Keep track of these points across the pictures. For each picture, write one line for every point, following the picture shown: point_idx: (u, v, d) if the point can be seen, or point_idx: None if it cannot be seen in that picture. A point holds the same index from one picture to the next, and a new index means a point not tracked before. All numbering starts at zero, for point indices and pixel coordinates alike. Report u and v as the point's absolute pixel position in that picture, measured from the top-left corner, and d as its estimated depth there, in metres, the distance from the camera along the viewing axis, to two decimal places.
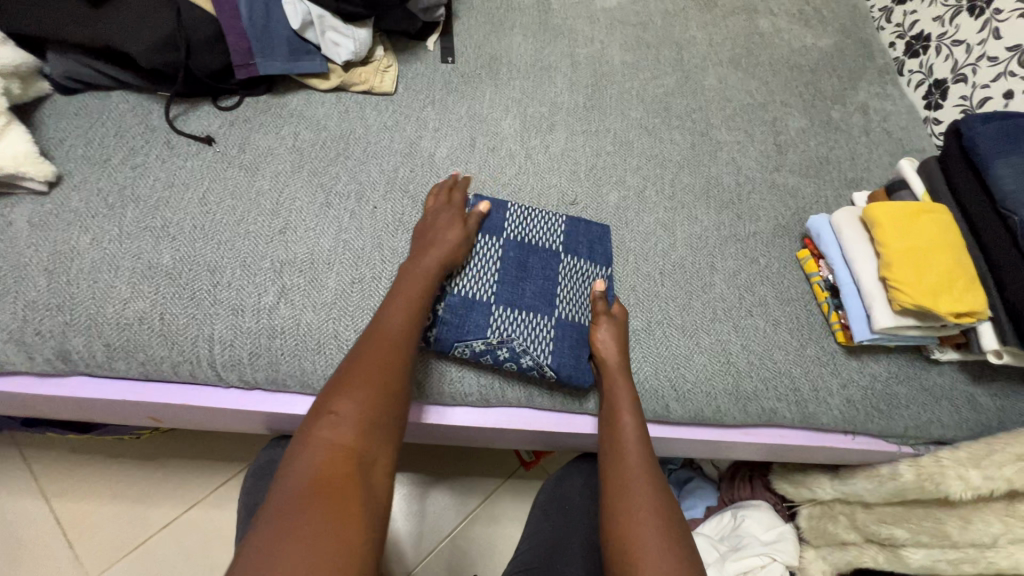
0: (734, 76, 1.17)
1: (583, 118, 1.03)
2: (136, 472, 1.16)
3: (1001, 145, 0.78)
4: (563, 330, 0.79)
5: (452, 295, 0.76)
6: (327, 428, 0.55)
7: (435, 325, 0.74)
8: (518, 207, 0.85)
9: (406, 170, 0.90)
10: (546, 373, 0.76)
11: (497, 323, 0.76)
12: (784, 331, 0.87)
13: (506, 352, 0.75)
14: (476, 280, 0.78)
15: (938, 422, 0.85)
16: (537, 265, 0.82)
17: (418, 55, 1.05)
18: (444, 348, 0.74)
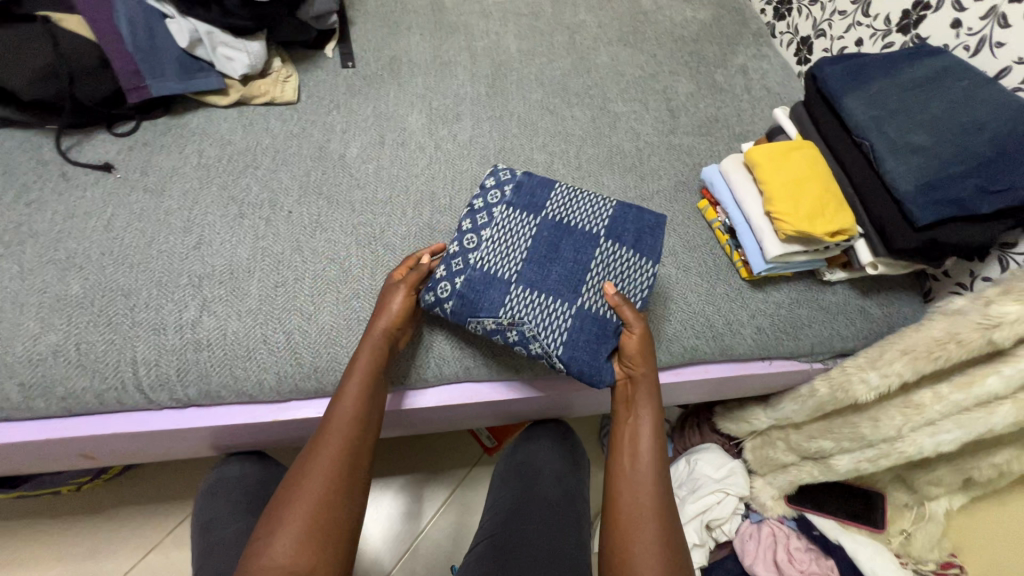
0: (624, 52, 1.25)
1: (487, 105, 1.08)
2: (79, 527, 1.10)
3: (845, 85, 0.91)
4: (582, 321, 0.77)
5: (474, 269, 0.77)
6: (270, 541, 0.57)
7: (450, 299, 0.76)
8: (565, 187, 0.85)
9: (318, 173, 0.92)
10: (557, 366, 0.76)
11: (514, 303, 0.75)
12: (694, 275, 0.94)
13: (516, 335, 0.75)
14: (501, 258, 0.78)
15: (838, 335, 0.95)
16: (570, 248, 0.80)
17: (318, 63, 1.07)
18: (459, 321, 0.77)
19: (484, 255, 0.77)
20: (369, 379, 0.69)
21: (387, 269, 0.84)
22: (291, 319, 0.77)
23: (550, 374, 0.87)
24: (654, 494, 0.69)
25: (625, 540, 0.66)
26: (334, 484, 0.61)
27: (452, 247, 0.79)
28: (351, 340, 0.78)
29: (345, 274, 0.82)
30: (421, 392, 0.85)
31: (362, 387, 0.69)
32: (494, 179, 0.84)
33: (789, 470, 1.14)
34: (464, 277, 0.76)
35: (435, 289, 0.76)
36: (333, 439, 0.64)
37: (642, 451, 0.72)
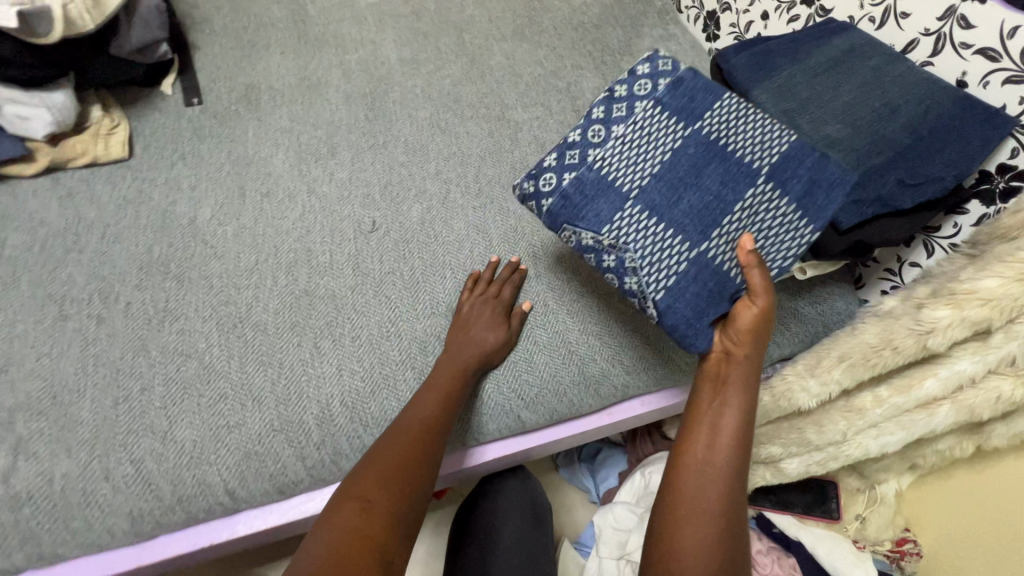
0: (520, 48, 1.12)
1: (367, 131, 0.94)
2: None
3: (751, 76, 0.83)
4: (698, 270, 0.63)
5: (589, 171, 0.65)
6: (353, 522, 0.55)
7: (552, 199, 0.66)
8: (736, 100, 0.65)
9: (162, 246, 0.76)
10: (648, 310, 0.64)
11: (621, 223, 0.63)
12: (617, 302, 0.85)
13: (614, 259, 0.64)
14: (628, 163, 0.64)
15: (773, 343, 0.89)
16: (716, 176, 0.63)
17: (155, 104, 0.89)
18: (550, 224, 0.67)
19: (607, 156, 0.65)
20: (460, 380, 0.72)
21: (260, 355, 0.71)
22: (139, 442, 0.64)
23: (472, 442, 0.77)
24: (719, 510, 0.57)
25: (678, 542, 0.55)
26: (418, 477, 0.62)
27: (576, 135, 0.67)
28: (221, 454, 0.65)
29: (206, 371, 0.69)
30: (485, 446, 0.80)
31: (453, 389, 0.71)
32: (649, 65, 0.67)
33: None
34: (576, 177, 0.65)
35: (540, 179, 0.67)
36: (415, 438, 0.65)
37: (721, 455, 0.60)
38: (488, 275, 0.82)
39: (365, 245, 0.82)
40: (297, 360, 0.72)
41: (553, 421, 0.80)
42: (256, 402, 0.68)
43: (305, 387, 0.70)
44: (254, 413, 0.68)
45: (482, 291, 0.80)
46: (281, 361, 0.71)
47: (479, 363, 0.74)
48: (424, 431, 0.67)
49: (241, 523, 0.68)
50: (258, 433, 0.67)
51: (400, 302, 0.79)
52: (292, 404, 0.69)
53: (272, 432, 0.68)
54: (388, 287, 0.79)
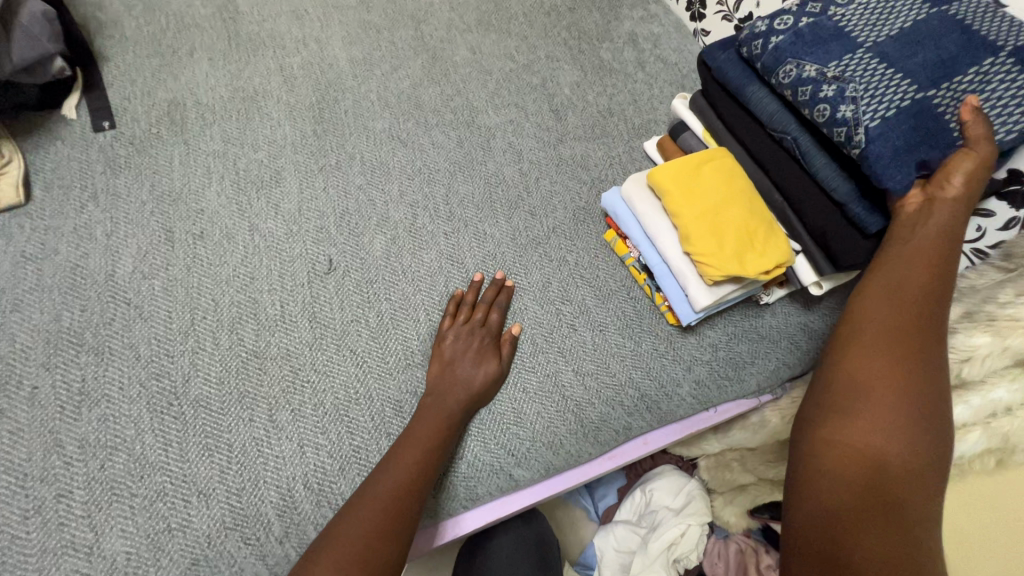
0: (487, 40, 1.00)
1: (316, 151, 0.81)
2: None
3: (746, 73, 0.72)
4: (920, 112, 0.59)
5: (827, 21, 0.65)
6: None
7: (776, 36, 0.67)
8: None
9: (74, 310, 0.64)
10: (853, 141, 0.60)
11: (848, 62, 0.62)
12: (613, 335, 0.76)
13: (834, 88, 0.61)
14: (871, 22, 0.63)
15: (785, 365, 0.81)
16: (956, 44, 0.59)
17: (56, 133, 0.75)
18: (774, 60, 0.66)
19: (847, 14, 0.65)
20: (443, 425, 0.63)
21: (204, 438, 0.60)
22: (58, 563, 0.53)
23: (460, 509, 0.68)
24: (906, 360, 0.54)
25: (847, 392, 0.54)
26: (385, 553, 0.54)
27: None
28: (162, 566, 0.55)
29: (138, 464, 0.58)
30: (465, 514, 0.70)
31: (434, 435, 0.62)
32: None
33: (747, 489, 1.02)
34: (808, 22, 0.66)
35: (773, 23, 0.68)
36: (384, 499, 0.57)
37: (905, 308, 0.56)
38: (469, 299, 0.73)
39: (321, 289, 0.70)
40: (249, 438, 0.61)
41: (550, 474, 0.71)
42: (202, 496, 0.58)
43: (262, 471, 0.60)
44: (200, 510, 0.57)
45: (464, 321, 0.71)
46: (230, 443, 0.60)
47: (465, 407, 0.66)
48: (397, 492, 0.58)
49: None
50: (207, 534, 0.56)
51: (367, 356, 0.68)
52: (247, 494, 0.59)
53: (224, 531, 0.57)
54: (352, 339, 0.68)
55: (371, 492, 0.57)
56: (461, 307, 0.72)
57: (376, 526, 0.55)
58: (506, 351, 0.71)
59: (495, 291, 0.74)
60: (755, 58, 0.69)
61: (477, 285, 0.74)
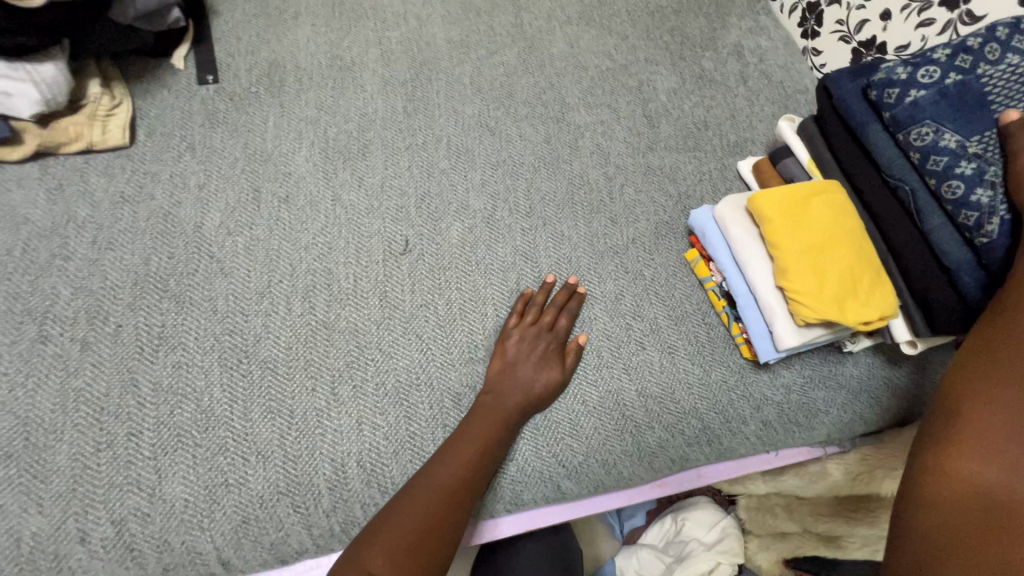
0: (587, 35, 0.97)
1: (405, 128, 0.80)
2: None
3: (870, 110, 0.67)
4: None
5: (972, 83, 0.61)
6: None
7: (916, 89, 0.62)
8: None
9: (162, 257, 0.65)
10: (985, 229, 0.59)
11: (984, 140, 0.60)
12: (682, 359, 0.72)
13: (972, 167, 0.59)
14: (1007, 96, 0.61)
15: (861, 419, 0.75)
16: None
17: (163, 81, 0.77)
18: (909, 118, 0.62)
19: (992, 77, 0.61)
20: (499, 429, 0.62)
21: (267, 400, 0.61)
22: (120, 500, 0.54)
23: (502, 512, 0.66)
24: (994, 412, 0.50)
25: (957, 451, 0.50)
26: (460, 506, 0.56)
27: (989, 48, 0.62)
28: (215, 519, 0.56)
29: (204, 416, 0.59)
30: (503, 519, 0.68)
31: (487, 439, 0.61)
32: None
33: (789, 537, 0.96)
34: (955, 79, 0.61)
35: (919, 69, 0.62)
36: (432, 507, 0.55)
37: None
38: (540, 296, 0.71)
39: (394, 269, 0.70)
40: (311, 409, 0.61)
41: (597, 491, 0.69)
42: (261, 457, 0.58)
43: (319, 442, 0.60)
44: (257, 471, 0.58)
45: (530, 324, 0.69)
46: (292, 409, 0.61)
47: (523, 411, 0.64)
48: (447, 498, 0.56)
49: None
50: (260, 495, 0.57)
51: (432, 344, 0.67)
52: (303, 462, 0.59)
53: (277, 496, 0.57)
54: (418, 324, 0.67)
55: (415, 499, 0.55)
56: (529, 309, 0.70)
57: (420, 535, 0.53)
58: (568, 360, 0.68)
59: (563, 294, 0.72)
60: (886, 108, 0.64)
61: (546, 287, 0.72)
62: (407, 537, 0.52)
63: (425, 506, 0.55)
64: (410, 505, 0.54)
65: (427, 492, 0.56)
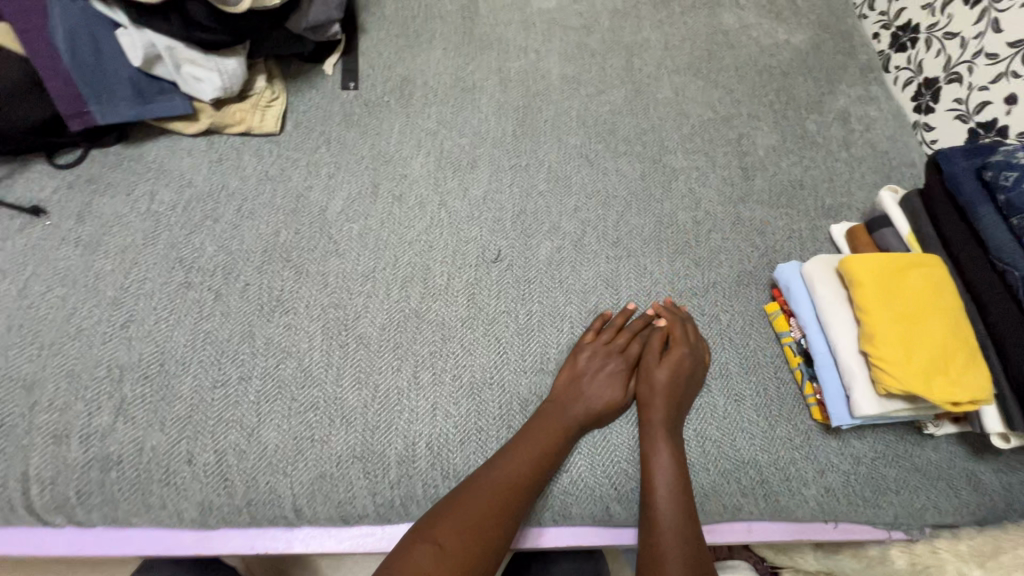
0: (693, 85, 1.01)
1: (512, 149, 0.87)
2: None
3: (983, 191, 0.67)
4: None
5: None
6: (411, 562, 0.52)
7: None
8: None
9: (290, 231, 0.74)
10: None
11: None
12: (748, 409, 0.72)
13: None
14: None
15: (935, 508, 0.71)
16: None
17: (314, 82, 0.88)
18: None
19: None
20: (558, 438, 0.64)
21: (358, 371, 0.67)
22: (225, 433, 0.62)
23: (547, 522, 0.68)
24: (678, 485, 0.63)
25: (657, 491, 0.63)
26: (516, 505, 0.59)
27: None
28: (297, 467, 0.62)
29: (303, 374, 0.66)
30: (548, 530, 0.70)
31: (550, 444, 0.64)
32: None
33: None
34: None
35: None
36: (492, 499, 0.58)
37: (668, 480, 0.64)
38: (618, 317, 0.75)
39: (485, 275, 0.76)
40: (393, 387, 0.67)
41: None
42: (344, 421, 0.65)
43: (396, 418, 0.65)
44: (339, 433, 0.64)
45: (604, 343, 0.72)
46: (377, 383, 0.67)
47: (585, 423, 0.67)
48: (501, 494, 0.59)
49: (298, 539, 0.65)
50: (338, 455, 0.63)
51: (508, 348, 0.72)
52: (379, 433, 0.65)
53: (352, 458, 0.63)
54: (499, 328, 0.73)
55: (478, 488, 0.59)
56: (607, 329, 0.73)
57: (479, 522, 0.56)
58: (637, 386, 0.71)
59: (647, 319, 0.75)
60: (1000, 190, 0.64)
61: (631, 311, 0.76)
62: (465, 523, 0.56)
63: (487, 493, 0.58)
64: (472, 495, 0.58)
65: (488, 485, 0.59)
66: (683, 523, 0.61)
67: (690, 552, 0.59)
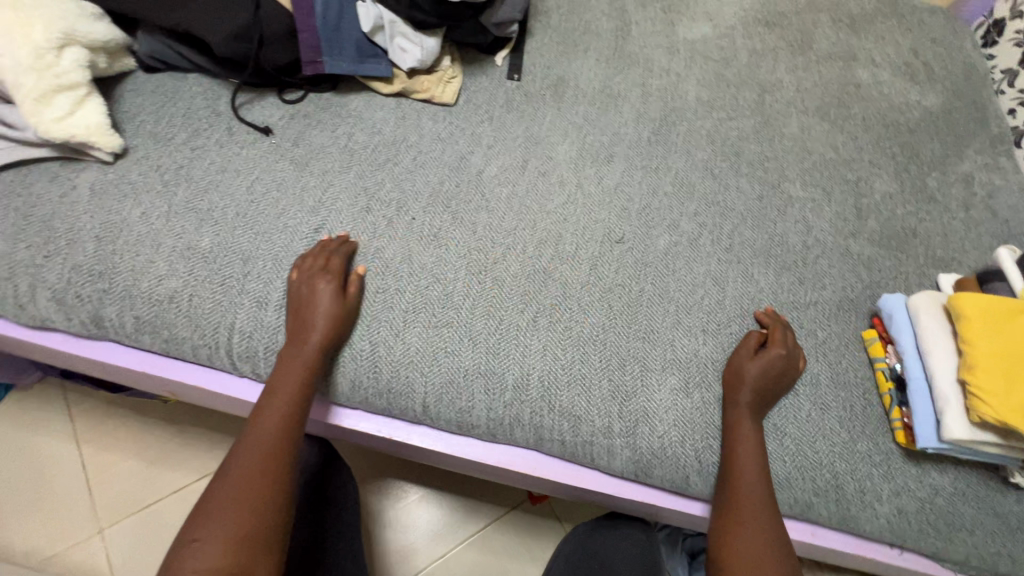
0: (819, 126, 1.08)
1: (646, 153, 0.97)
2: (175, 439, 1.24)
3: None
4: None
5: None
6: (185, 560, 0.57)
7: None
8: None
9: (452, 184, 0.88)
10: None
11: None
12: (833, 418, 0.77)
13: None
14: None
15: (1008, 556, 0.72)
16: None
17: (486, 69, 1.03)
18: None
19: None
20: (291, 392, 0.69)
21: (490, 306, 0.79)
22: (380, 330, 0.76)
23: (628, 474, 0.76)
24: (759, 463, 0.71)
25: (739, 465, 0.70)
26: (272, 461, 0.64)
27: None
28: (432, 370, 0.74)
29: (446, 298, 0.78)
30: (626, 482, 0.77)
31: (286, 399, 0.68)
32: None
33: None
34: None
35: None
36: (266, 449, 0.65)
37: (752, 457, 0.71)
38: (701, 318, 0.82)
39: (608, 251, 0.85)
40: (517, 324, 0.78)
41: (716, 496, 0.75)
42: (473, 342, 0.76)
43: (515, 350, 0.76)
44: (468, 351, 0.76)
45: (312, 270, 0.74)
46: (504, 319, 0.78)
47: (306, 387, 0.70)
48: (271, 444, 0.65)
49: (415, 433, 0.77)
50: (466, 368, 0.75)
51: (619, 315, 0.81)
52: (501, 358, 0.76)
53: (476, 374, 0.75)
54: (614, 297, 0.82)
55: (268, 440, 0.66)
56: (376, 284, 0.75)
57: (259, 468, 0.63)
58: (726, 376, 0.77)
59: (329, 256, 0.76)
60: None
61: (339, 256, 0.77)
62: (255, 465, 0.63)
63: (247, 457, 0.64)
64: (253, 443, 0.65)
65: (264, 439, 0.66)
66: (763, 490, 0.69)
67: (768, 514, 0.68)
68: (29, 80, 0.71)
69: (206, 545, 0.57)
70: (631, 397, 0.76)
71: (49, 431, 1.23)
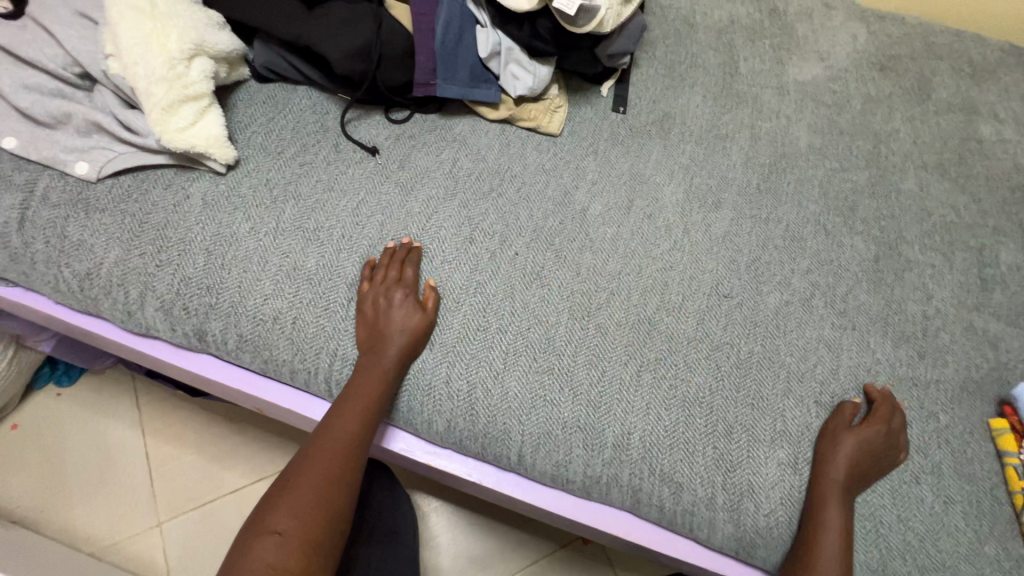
0: (939, 185, 1.01)
1: (755, 201, 0.92)
2: (236, 438, 1.24)
3: None
4: None
5: None
6: (259, 555, 0.54)
7: None
8: None
9: (556, 221, 0.85)
10: None
11: None
12: (956, 514, 0.71)
13: None
14: None
15: None
16: None
17: (591, 98, 0.99)
18: None
19: None
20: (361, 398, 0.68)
21: (591, 354, 0.75)
22: (478, 370, 0.73)
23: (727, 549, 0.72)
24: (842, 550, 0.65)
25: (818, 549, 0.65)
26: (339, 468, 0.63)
27: None
28: (530, 418, 0.72)
29: (546, 341, 0.75)
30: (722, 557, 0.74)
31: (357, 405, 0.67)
32: None
33: None
34: None
35: None
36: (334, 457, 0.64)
37: (834, 541, 0.65)
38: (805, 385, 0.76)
39: (715, 306, 0.81)
40: (618, 377, 0.74)
41: None
42: (573, 393, 0.73)
43: (616, 405, 0.73)
44: (568, 401, 0.73)
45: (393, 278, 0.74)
46: (606, 370, 0.75)
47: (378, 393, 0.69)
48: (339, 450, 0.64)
49: (505, 481, 0.75)
50: (564, 420, 0.72)
51: (725, 376, 0.76)
52: (600, 412, 0.72)
53: (574, 427, 0.72)
54: (720, 357, 0.78)
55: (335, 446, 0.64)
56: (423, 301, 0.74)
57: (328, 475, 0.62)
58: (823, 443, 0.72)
59: (403, 264, 0.76)
60: None
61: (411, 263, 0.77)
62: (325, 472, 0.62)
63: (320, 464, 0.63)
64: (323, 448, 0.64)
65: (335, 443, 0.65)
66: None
67: None
68: (160, 90, 0.71)
69: (283, 541, 0.56)
70: (734, 467, 0.71)
71: (116, 418, 1.25)
